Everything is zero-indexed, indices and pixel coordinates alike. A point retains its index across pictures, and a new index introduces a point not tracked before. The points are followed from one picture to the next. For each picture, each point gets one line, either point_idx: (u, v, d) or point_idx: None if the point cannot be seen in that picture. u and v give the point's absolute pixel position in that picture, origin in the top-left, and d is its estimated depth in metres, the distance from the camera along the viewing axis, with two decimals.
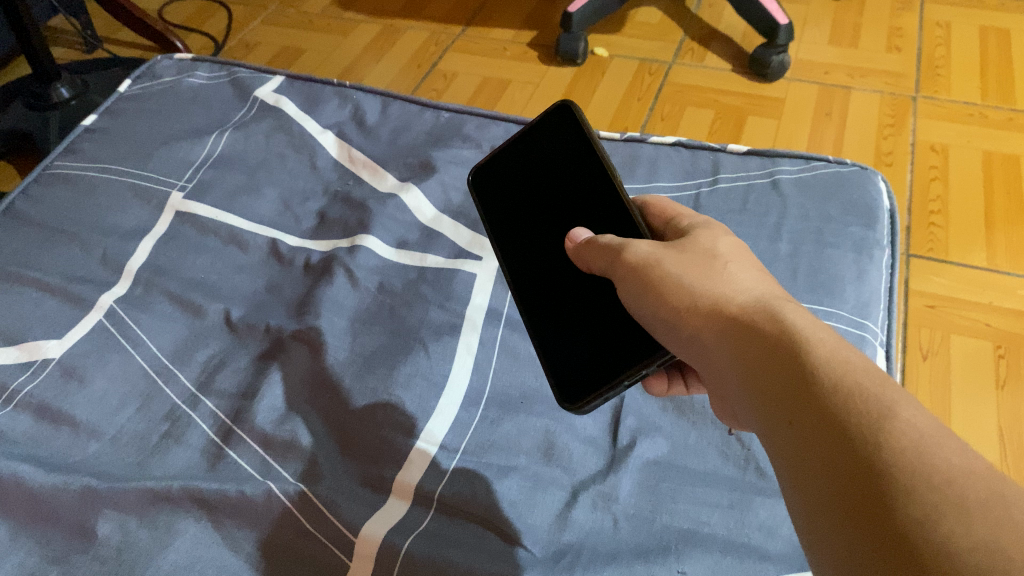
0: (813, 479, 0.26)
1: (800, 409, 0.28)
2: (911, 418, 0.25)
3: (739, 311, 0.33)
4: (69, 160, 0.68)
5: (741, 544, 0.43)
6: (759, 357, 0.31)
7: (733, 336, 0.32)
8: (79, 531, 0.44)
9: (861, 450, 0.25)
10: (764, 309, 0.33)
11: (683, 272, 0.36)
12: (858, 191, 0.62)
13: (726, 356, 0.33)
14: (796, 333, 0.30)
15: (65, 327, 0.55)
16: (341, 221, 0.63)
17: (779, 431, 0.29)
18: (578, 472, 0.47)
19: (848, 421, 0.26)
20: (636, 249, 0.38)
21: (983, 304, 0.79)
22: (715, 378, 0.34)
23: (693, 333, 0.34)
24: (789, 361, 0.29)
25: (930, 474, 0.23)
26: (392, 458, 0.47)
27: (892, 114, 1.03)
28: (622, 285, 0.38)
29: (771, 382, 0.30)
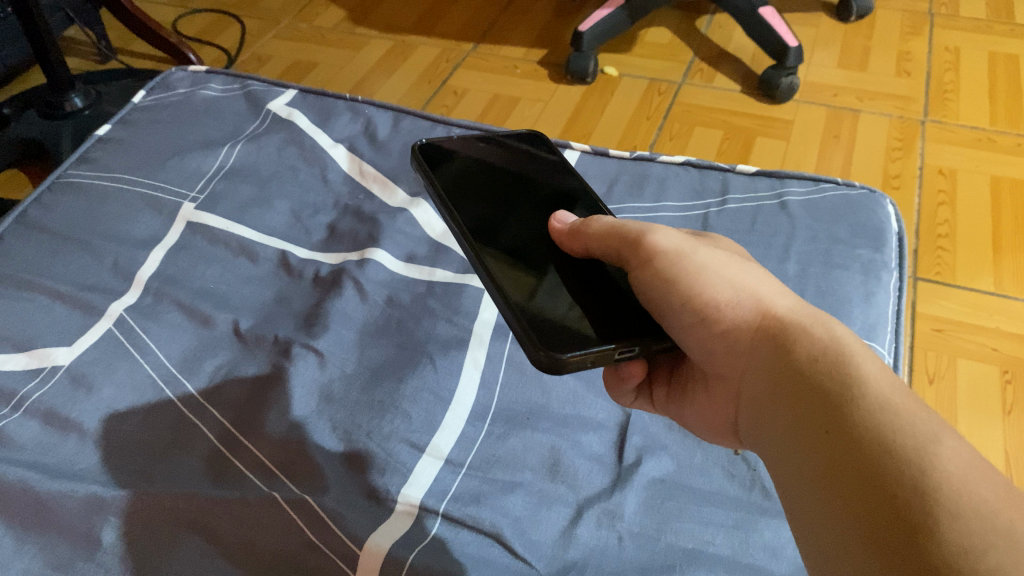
0: (845, 485, 0.28)
1: (840, 418, 0.30)
2: (955, 449, 0.27)
3: (782, 323, 0.35)
4: (83, 169, 0.69)
5: (746, 564, 0.43)
6: (802, 368, 0.33)
7: (775, 346, 0.35)
8: (84, 538, 0.44)
9: (904, 471, 0.27)
10: (806, 321, 0.35)
11: (720, 271, 0.38)
12: (867, 213, 0.62)
13: (765, 361, 0.35)
14: (841, 349, 0.32)
15: (74, 334, 0.55)
16: (350, 234, 0.64)
17: (812, 435, 0.31)
18: (583, 488, 0.47)
19: (893, 439, 0.28)
20: (666, 236, 0.39)
21: (990, 329, 0.79)
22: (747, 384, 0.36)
23: (734, 338, 0.37)
24: (834, 372, 0.32)
25: (975, 504, 0.25)
26: (398, 471, 0.47)
27: (901, 137, 1.04)
28: (639, 267, 0.39)
29: (811, 390, 0.32)
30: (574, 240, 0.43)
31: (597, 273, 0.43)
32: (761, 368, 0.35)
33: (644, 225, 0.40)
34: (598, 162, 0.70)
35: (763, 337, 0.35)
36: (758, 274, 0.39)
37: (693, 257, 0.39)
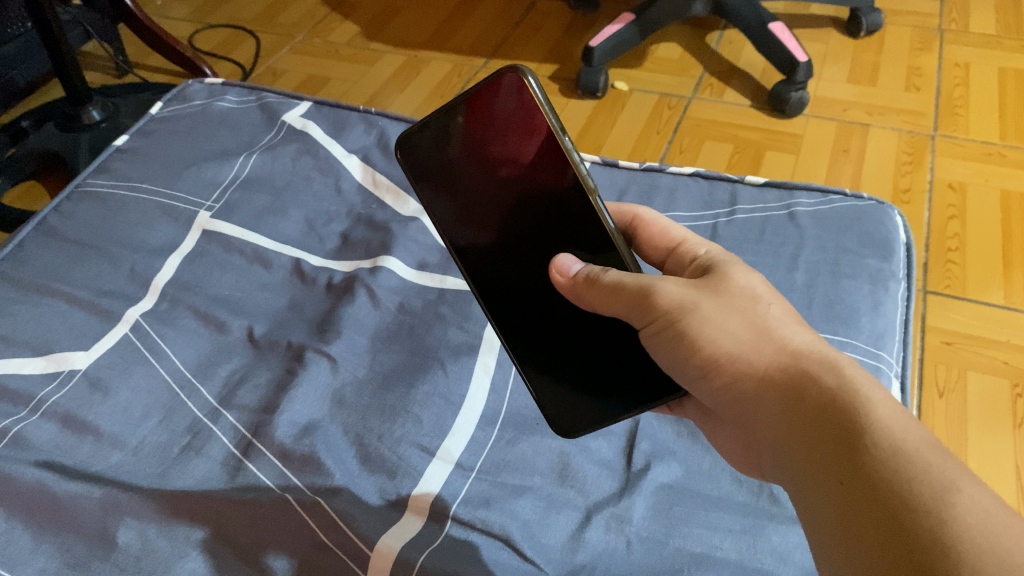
0: (864, 545, 0.28)
1: (853, 470, 0.29)
2: (974, 495, 0.27)
3: (792, 362, 0.34)
4: (101, 179, 0.70)
5: (754, 569, 0.43)
6: (810, 418, 0.32)
7: (786, 395, 0.34)
8: (99, 538, 0.45)
9: (923, 522, 0.26)
10: (817, 359, 0.34)
11: (723, 319, 0.37)
12: (875, 224, 0.63)
13: (775, 407, 0.34)
14: (853, 391, 0.32)
15: (92, 339, 0.56)
16: (363, 242, 0.64)
17: (827, 489, 0.30)
18: (591, 493, 0.48)
19: (909, 490, 0.27)
20: (668, 289, 0.38)
21: (1000, 342, 0.79)
22: (760, 428, 0.36)
23: (739, 388, 0.36)
24: (845, 420, 0.31)
25: (999, 555, 0.25)
26: (409, 474, 0.48)
27: (910, 152, 1.04)
28: (652, 328, 0.38)
29: (822, 440, 0.31)
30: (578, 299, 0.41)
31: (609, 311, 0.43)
32: (771, 417, 0.34)
33: (645, 281, 0.38)
34: (608, 173, 0.71)
35: (771, 382, 0.35)
36: (768, 306, 0.37)
37: (698, 310, 0.37)
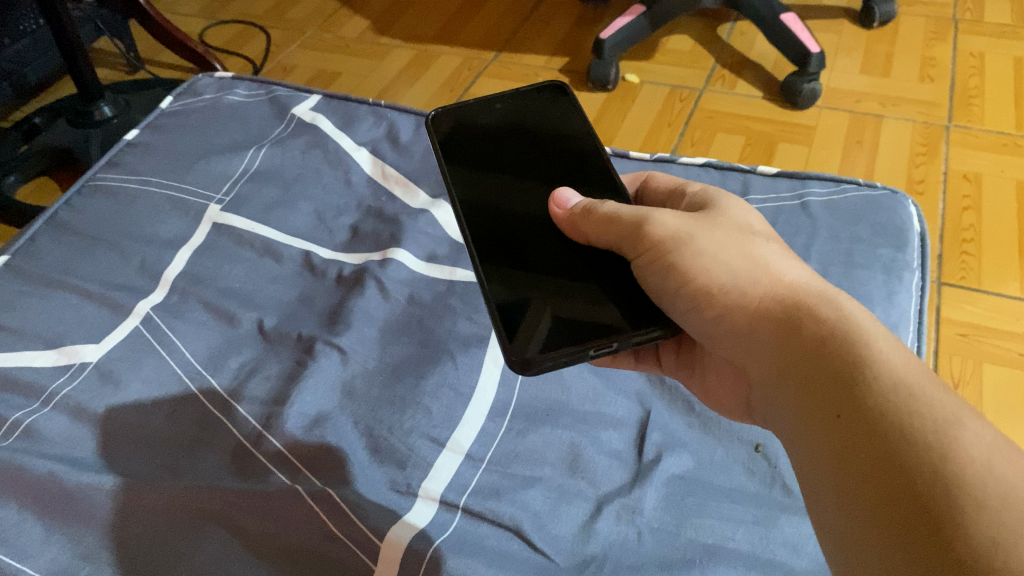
0: (860, 480, 0.28)
1: (852, 403, 0.30)
2: (977, 431, 0.27)
3: (786, 293, 0.36)
4: (112, 172, 0.70)
5: (767, 559, 0.43)
6: (806, 351, 0.33)
7: (781, 329, 0.35)
8: (108, 528, 0.45)
9: (923, 457, 0.27)
10: (814, 296, 0.35)
11: (716, 248, 0.38)
12: (889, 214, 0.62)
13: (770, 342, 0.35)
14: (851, 325, 0.33)
15: (103, 332, 0.56)
16: (373, 234, 0.64)
17: (823, 422, 0.31)
18: (602, 483, 0.47)
19: (911, 424, 0.28)
20: (663, 221, 0.39)
21: (1016, 334, 0.80)
22: (753, 363, 0.36)
23: (734, 323, 0.37)
24: (845, 354, 0.31)
25: (1004, 492, 0.25)
26: (419, 465, 0.48)
27: (924, 143, 1.03)
28: (642, 260, 0.40)
29: (820, 373, 0.32)
30: (574, 231, 0.43)
31: (604, 253, 0.44)
32: (767, 351, 0.35)
33: (642, 212, 0.40)
34: (618, 163, 0.70)
35: (766, 316, 0.36)
36: (766, 248, 0.39)
37: (691, 241, 0.39)
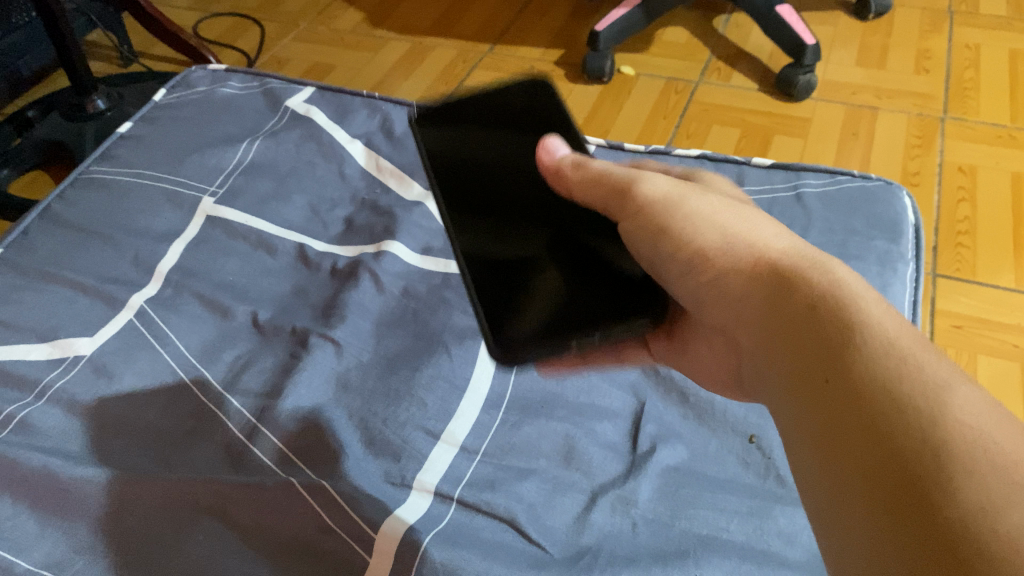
0: (847, 449, 0.27)
1: (839, 367, 0.28)
2: (967, 395, 0.26)
3: (776, 258, 0.34)
4: (105, 165, 0.70)
5: (760, 550, 0.43)
6: (793, 314, 0.32)
7: (768, 294, 0.34)
8: (102, 521, 0.45)
9: (911, 421, 0.25)
10: (804, 260, 0.34)
11: (711, 210, 0.38)
12: (884, 205, 0.62)
13: (758, 307, 0.34)
14: (841, 288, 0.31)
15: (96, 325, 0.56)
16: (367, 226, 0.64)
17: (811, 389, 0.29)
18: (596, 473, 0.47)
19: (901, 388, 0.27)
20: (655, 183, 0.39)
21: (1010, 325, 0.81)
22: (739, 326, 0.35)
23: (723, 284, 0.36)
24: (834, 318, 0.30)
25: (995, 457, 0.24)
26: (414, 457, 0.48)
27: (919, 135, 1.04)
28: (632, 221, 0.39)
29: (807, 338, 0.30)
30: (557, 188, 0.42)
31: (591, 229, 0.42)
32: (754, 316, 0.34)
33: (631, 176, 0.39)
34: (613, 156, 0.70)
35: (754, 281, 0.34)
36: (757, 217, 0.38)
37: (682, 204, 0.38)
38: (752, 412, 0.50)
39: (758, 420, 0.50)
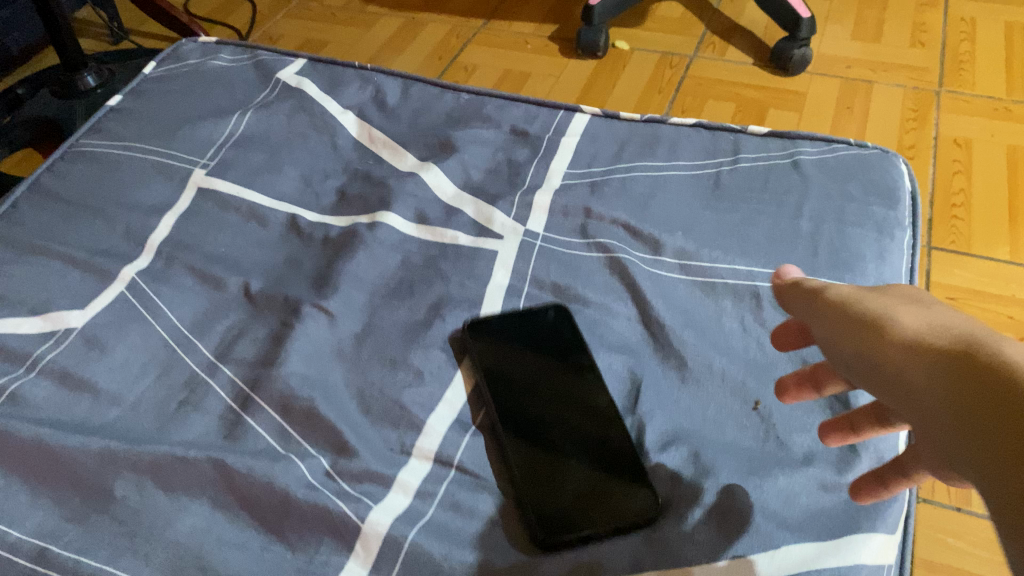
0: None
1: (1007, 432, 0.26)
2: None
3: (915, 331, 0.32)
4: (94, 139, 0.69)
5: (759, 509, 0.43)
6: (949, 386, 0.29)
7: (915, 367, 0.31)
8: (96, 493, 0.44)
9: None
10: (951, 330, 0.31)
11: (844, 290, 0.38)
12: (881, 172, 0.62)
13: (913, 381, 0.31)
14: (990, 351, 0.28)
15: (87, 298, 0.55)
16: (360, 197, 0.63)
17: (986, 467, 0.26)
18: (607, 401, 0.49)
19: None
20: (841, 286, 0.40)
21: (1005, 297, 0.81)
22: (906, 408, 0.32)
23: (845, 357, 0.35)
24: (992, 377, 0.27)
25: None
26: (413, 426, 0.48)
27: (915, 108, 1.03)
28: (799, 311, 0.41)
29: (969, 405, 0.28)
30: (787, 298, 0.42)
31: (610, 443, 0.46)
32: (915, 393, 0.31)
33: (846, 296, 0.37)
34: (608, 124, 0.69)
35: (906, 354, 0.31)
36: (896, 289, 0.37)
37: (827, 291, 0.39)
38: (749, 378, 0.50)
39: (757, 386, 0.50)
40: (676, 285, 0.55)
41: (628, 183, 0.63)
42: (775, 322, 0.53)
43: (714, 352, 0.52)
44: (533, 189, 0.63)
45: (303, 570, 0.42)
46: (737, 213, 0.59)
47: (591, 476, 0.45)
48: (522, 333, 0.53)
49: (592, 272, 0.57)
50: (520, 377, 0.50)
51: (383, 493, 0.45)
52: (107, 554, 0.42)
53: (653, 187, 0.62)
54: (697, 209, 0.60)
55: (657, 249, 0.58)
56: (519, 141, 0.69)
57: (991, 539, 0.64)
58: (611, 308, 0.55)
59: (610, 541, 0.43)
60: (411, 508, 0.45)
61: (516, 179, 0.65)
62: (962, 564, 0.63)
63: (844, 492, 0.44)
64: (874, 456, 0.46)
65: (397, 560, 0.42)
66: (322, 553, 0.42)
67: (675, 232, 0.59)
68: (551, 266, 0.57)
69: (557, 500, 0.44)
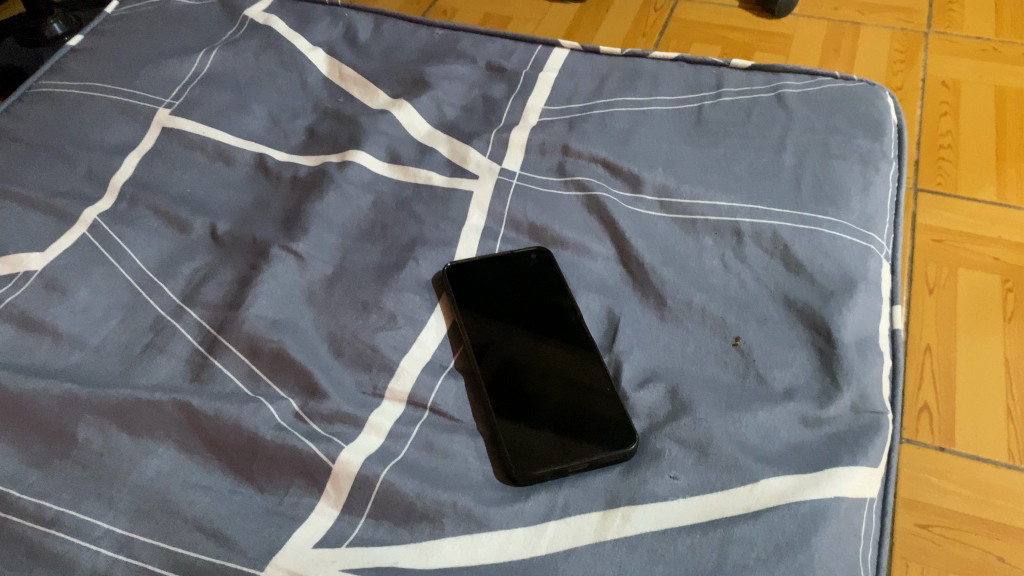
0: None
1: None
2: None
3: None
4: (55, 80, 0.66)
5: (738, 444, 0.42)
6: None
7: None
8: (57, 438, 0.43)
9: None
10: None
11: None
12: (866, 104, 0.60)
13: None
14: None
15: (47, 241, 0.53)
16: (331, 136, 0.62)
17: None
18: (583, 344, 0.47)
19: None
20: None
21: (991, 238, 0.80)
22: None
23: None
24: None
25: None
26: (384, 366, 0.47)
27: (903, 49, 1.02)
28: None
29: None
30: None
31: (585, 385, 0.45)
32: None
33: None
34: (588, 60, 0.67)
35: None
36: None
37: None
38: (730, 313, 0.49)
39: (738, 321, 0.48)
40: (656, 223, 0.54)
41: (607, 119, 0.61)
42: (757, 257, 0.51)
43: (694, 289, 0.50)
44: (510, 126, 0.61)
45: (272, 511, 0.41)
46: (719, 148, 0.58)
47: (572, 418, 0.44)
48: (504, 274, 0.51)
49: (570, 210, 0.55)
50: (500, 320, 0.49)
51: (354, 433, 0.44)
52: (68, 498, 0.40)
53: (633, 122, 0.60)
54: (678, 144, 0.59)
55: (636, 186, 0.56)
56: (495, 77, 0.66)
57: (973, 477, 0.64)
58: (590, 247, 0.53)
59: (586, 478, 0.42)
60: (383, 448, 0.43)
61: (492, 117, 0.63)
62: (943, 503, 0.62)
63: (825, 428, 0.44)
64: (858, 391, 0.45)
65: (368, 500, 0.41)
66: (292, 494, 0.41)
67: (656, 167, 0.57)
68: (528, 203, 0.56)
69: (534, 439, 0.43)
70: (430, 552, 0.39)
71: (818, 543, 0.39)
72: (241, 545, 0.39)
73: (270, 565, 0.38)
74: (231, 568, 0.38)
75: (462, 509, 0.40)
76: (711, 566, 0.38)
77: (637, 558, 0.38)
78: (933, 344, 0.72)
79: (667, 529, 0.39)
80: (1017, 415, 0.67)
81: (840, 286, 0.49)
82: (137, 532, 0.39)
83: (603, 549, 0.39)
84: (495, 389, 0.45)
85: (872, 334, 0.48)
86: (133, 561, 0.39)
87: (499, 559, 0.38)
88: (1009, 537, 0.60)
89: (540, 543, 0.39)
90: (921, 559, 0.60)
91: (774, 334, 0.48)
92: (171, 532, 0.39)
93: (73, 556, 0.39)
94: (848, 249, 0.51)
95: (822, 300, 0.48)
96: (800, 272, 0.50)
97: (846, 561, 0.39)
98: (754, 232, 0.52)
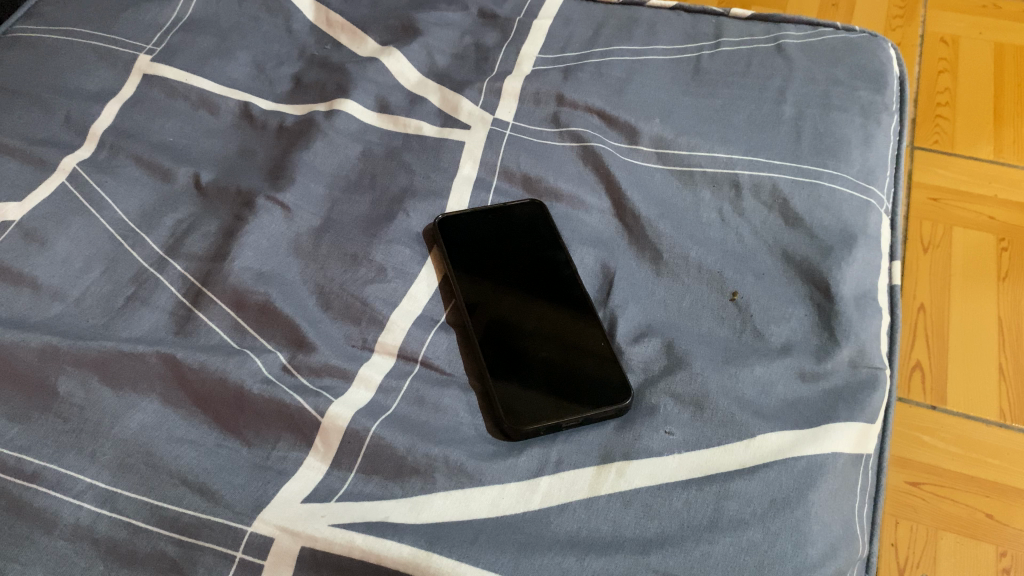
0: None
1: None
2: None
3: None
4: (31, 24, 0.63)
5: (735, 399, 0.42)
6: None
7: None
8: (38, 392, 0.41)
9: None
10: None
11: None
12: (869, 56, 0.59)
13: None
14: None
15: (25, 190, 0.51)
16: (317, 84, 0.60)
17: None
18: (577, 301, 0.46)
19: None
20: None
21: (987, 197, 0.79)
22: None
23: None
24: None
25: None
26: (374, 320, 0.46)
27: (902, 5, 1.00)
28: None
29: None
30: None
31: (579, 342, 0.44)
32: None
33: None
34: (584, 8, 0.65)
35: None
36: None
37: None
38: (727, 267, 0.48)
39: (736, 275, 0.47)
40: (652, 174, 0.53)
41: (603, 68, 0.59)
42: (755, 211, 0.50)
43: (691, 242, 0.49)
44: (503, 75, 0.60)
45: (259, 465, 0.40)
46: (717, 98, 0.56)
47: (566, 375, 0.43)
48: (495, 228, 0.50)
49: (564, 161, 0.54)
50: (491, 276, 0.48)
51: (343, 388, 0.43)
52: (50, 452, 0.39)
53: (629, 72, 0.59)
54: (675, 95, 0.57)
55: (633, 137, 0.55)
56: (488, 24, 0.64)
57: (964, 436, 0.63)
58: (586, 200, 0.52)
59: (580, 433, 0.41)
60: (373, 402, 0.42)
61: (484, 65, 0.61)
62: (934, 460, 0.62)
63: (821, 383, 0.43)
64: (856, 346, 0.45)
65: (358, 454, 0.40)
66: (279, 449, 0.40)
67: (653, 117, 0.55)
68: (522, 153, 0.54)
69: (529, 396, 0.42)
70: (422, 507, 0.38)
71: (813, 498, 0.38)
72: (227, 499, 0.38)
73: (258, 520, 0.37)
74: (217, 522, 0.37)
75: (454, 463, 0.39)
76: (707, 521, 0.37)
77: (631, 513, 0.38)
78: (927, 302, 0.72)
79: (662, 484, 0.38)
80: (1010, 374, 0.67)
81: (840, 240, 0.48)
82: (121, 487, 0.38)
83: (597, 503, 0.38)
84: (489, 345, 0.44)
85: (870, 289, 0.48)
86: (118, 516, 0.38)
87: (492, 514, 0.38)
88: (999, 495, 0.60)
89: (534, 498, 0.38)
90: (911, 516, 0.60)
91: (771, 288, 0.47)
92: (155, 486, 0.38)
93: (55, 511, 0.38)
94: (847, 204, 0.50)
95: (821, 253, 0.48)
96: (799, 226, 0.49)
97: (838, 515, 0.39)
98: (753, 184, 0.51)
